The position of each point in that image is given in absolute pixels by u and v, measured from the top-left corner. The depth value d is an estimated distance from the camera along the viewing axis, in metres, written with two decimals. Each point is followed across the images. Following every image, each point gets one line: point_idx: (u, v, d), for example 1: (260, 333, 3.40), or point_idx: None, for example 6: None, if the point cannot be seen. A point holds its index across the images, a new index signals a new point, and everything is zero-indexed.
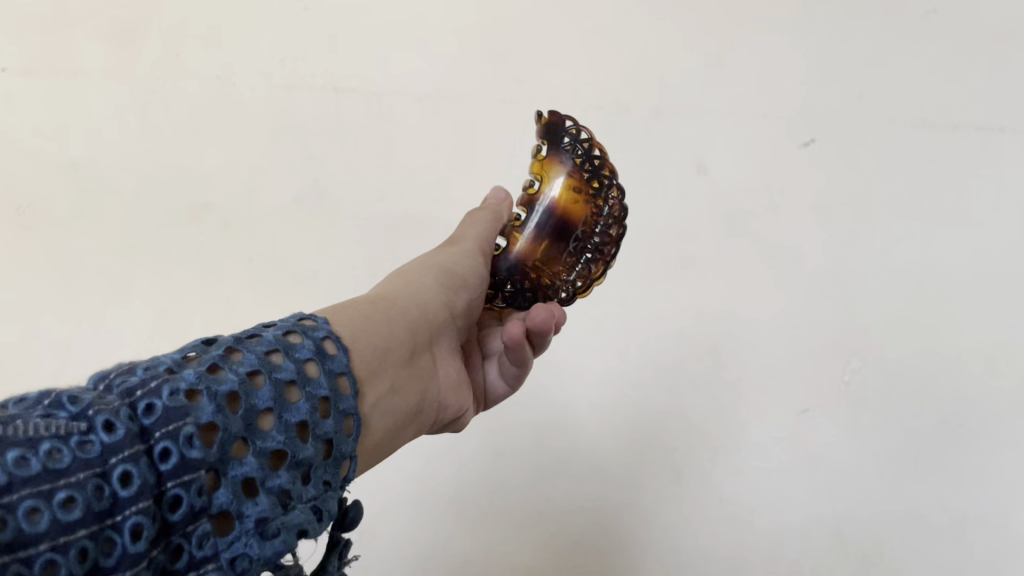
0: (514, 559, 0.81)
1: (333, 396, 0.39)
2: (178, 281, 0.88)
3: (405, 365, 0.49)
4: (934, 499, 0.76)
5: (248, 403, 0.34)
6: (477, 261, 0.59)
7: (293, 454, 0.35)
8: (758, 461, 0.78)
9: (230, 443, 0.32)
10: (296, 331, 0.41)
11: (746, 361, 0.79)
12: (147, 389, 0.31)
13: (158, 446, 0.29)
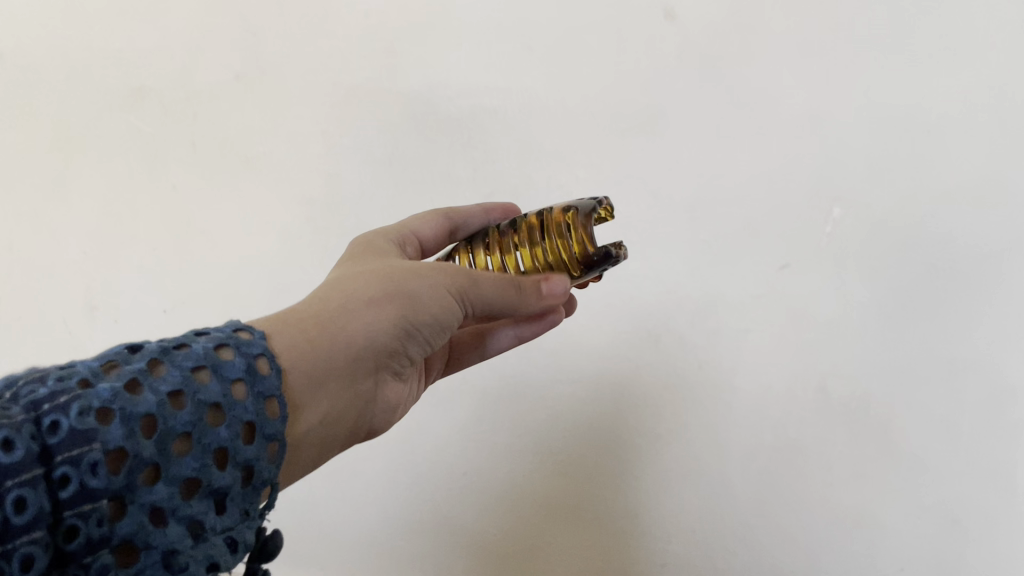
0: (504, 449, 0.84)
1: (258, 419, 0.42)
2: (123, 171, 0.84)
3: (337, 395, 0.52)
4: (919, 346, 0.69)
5: (163, 429, 0.37)
6: (448, 301, 0.54)
7: (207, 483, 0.39)
8: (737, 321, 0.74)
9: (139, 470, 0.35)
10: (229, 346, 0.43)
11: (724, 217, 0.74)
12: (59, 404, 0.34)
13: (60, 471, 0.33)
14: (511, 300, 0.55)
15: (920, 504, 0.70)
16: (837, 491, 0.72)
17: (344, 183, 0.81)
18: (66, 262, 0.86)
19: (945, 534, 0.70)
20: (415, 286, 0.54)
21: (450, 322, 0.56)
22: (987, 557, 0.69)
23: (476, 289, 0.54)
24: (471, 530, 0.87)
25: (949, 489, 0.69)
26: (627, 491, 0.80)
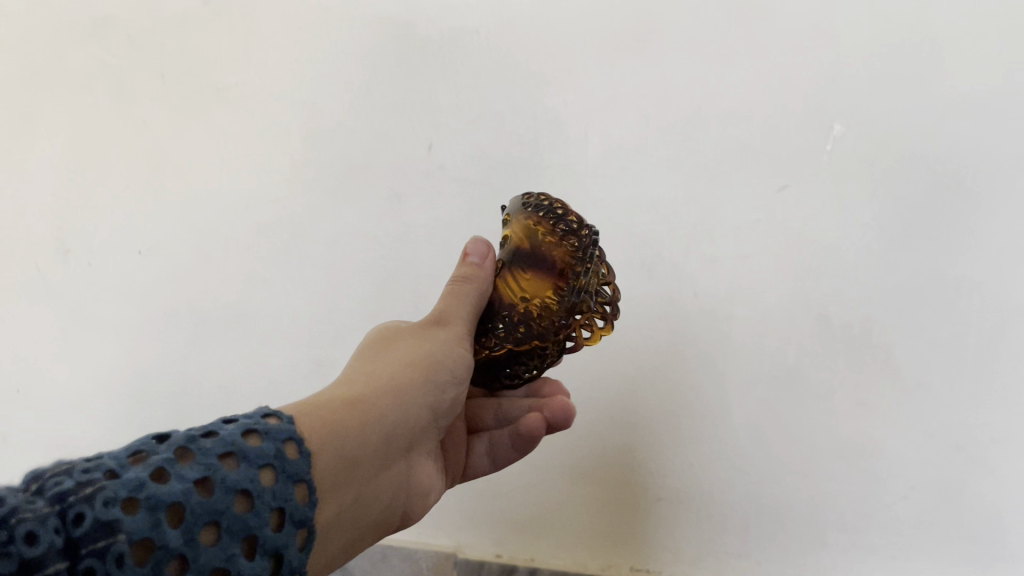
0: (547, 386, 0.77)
1: (289, 505, 0.38)
2: (89, 108, 0.81)
3: (376, 476, 0.47)
4: (922, 266, 0.67)
5: (192, 517, 0.34)
6: (460, 350, 0.55)
7: (235, 571, 0.34)
8: (734, 247, 0.71)
9: (165, 562, 0.32)
10: (257, 430, 0.39)
11: (719, 136, 0.70)
12: (86, 492, 0.31)
13: (84, 564, 0.30)
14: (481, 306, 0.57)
15: (924, 429, 0.68)
16: (840, 419, 0.69)
17: (320, 113, 0.77)
18: (32, 202, 0.83)
19: (951, 460, 0.67)
20: (427, 350, 0.53)
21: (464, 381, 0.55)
22: (993, 482, 0.66)
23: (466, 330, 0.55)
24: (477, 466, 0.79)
25: (953, 413, 0.67)
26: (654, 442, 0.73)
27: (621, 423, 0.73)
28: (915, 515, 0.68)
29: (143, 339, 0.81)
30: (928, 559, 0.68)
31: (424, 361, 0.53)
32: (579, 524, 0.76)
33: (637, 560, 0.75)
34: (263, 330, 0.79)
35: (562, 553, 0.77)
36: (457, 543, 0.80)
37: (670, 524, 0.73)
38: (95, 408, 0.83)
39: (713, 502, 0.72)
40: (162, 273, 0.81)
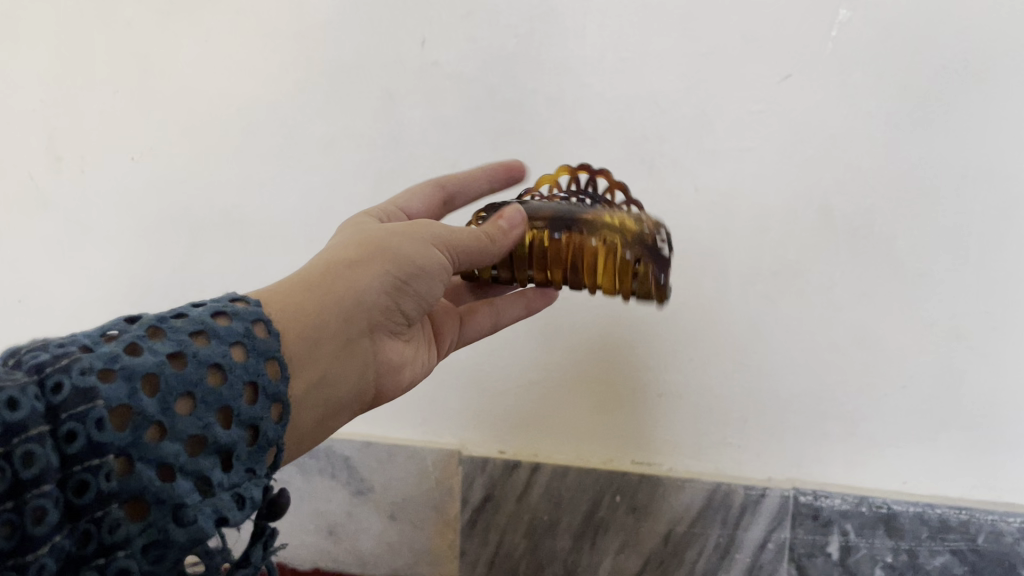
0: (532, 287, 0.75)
1: (261, 379, 0.40)
2: (70, 10, 0.78)
3: (338, 356, 0.48)
4: (926, 155, 0.65)
5: (167, 386, 0.35)
6: (435, 251, 0.53)
7: (214, 439, 0.36)
8: (735, 139, 0.68)
9: (144, 427, 0.34)
10: (226, 313, 0.41)
11: (721, 27, 0.66)
12: (62, 364, 0.33)
13: (65, 428, 0.31)
14: (482, 249, 0.54)
15: (926, 319, 0.67)
16: (840, 312, 0.69)
17: (307, 11, 0.74)
18: (21, 111, 0.81)
19: (951, 348, 0.67)
20: (393, 240, 0.52)
21: (439, 278, 0.54)
22: (991, 369, 0.67)
23: (444, 233, 0.54)
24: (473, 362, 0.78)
25: (954, 300, 0.67)
26: (661, 342, 0.73)
27: (618, 322, 0.73)
28: (913, 404, 0.69)
29: (142, 246, 0.82)
30: (926, 447, 0.69)
31: (390, 252, 0.51)
32: (580, 422, 0.77)
33: (637, 454, 0.75)
34: (264, 235, 0.79)
35: (564, 448, 0.78)
36: (461, 441, 0.80)
37: (669, 419, 0.74)
38: (97, 315, 0.84)
39: (713, 397, 0.72)
40: (158, 180, 0.80)
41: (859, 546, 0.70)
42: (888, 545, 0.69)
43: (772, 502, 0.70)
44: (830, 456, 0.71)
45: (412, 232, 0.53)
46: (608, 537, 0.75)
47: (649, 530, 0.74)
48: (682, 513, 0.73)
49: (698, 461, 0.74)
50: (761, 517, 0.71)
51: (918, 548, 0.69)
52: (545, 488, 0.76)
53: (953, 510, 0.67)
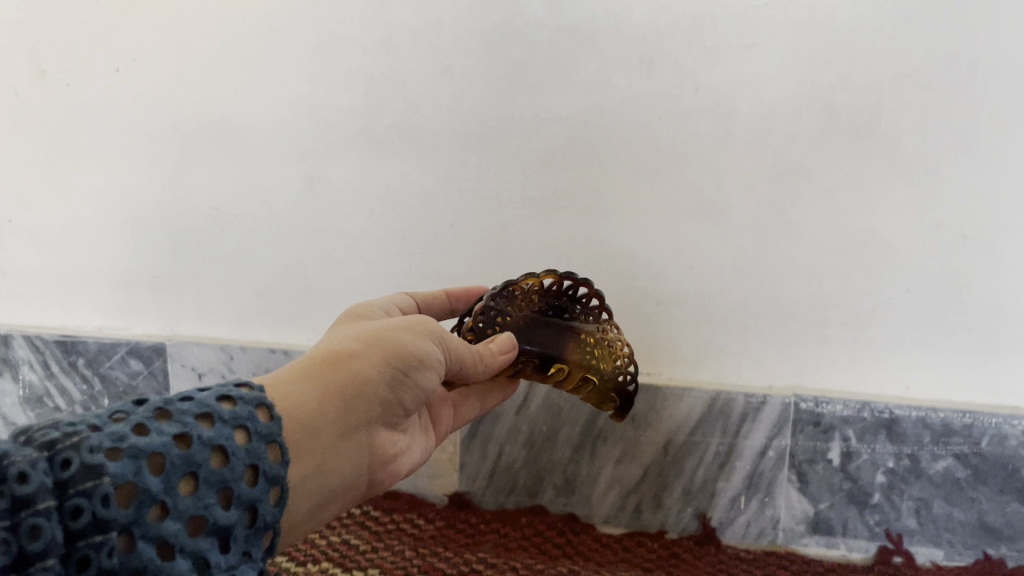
0: (525, 194, 0.72)
1: (263, 463, 0.38)
2: None
3: (335, 445, 0.46)
4: (936, 47, 0.62)
5: (174, 467, 0.34)
6: (433, 348, 0.52)
7: (213, 519, 0.35)
8: (737, 37, 0.65)
9: (148, 506, 0.32)
10: (230, 395, 0.39)
11: None
12: (71, 439, 0.32)
13: (71, 503, 0.30)
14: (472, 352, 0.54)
15: (931, 221, 0.66)
16: (843, 215, 0.67)
17: None
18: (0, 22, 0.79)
19: (956, 250, 0.66)
20: (390, 333, 0.51)
21: (437, 370, 0.52)
22: (998, 270, 0.65)
23: (441, 331, 0.53)
24: (464, 277, 0.75)
25: (962, 200, 0.65)
26: (660, 247, 0.71)
27: (617, 229, 0.71)
28: (918, 308, 0.67)
29: (131, 163, 0.79)
30: (927, 351, 0.68)
31: (391, 346, 0.50)
32: None
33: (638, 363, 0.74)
34: (253, 149, 0.76)
35: None
36: None
37: (669, 328, 0.72)
38: (86, 235, 0.82)
39: (714, 304, 0.71)
40: (143, 94, 0.78)
41: (860, 452, 0.69)
42: (889, 450, 0.68)
43: (773, 408, 0.70)
44: (832, 364, 0.70)
45: (411, 325, 0.52)
46: (608, 446, 0.74)
47: (649, 439, 0.73)
48: (682, 422, 0.72)
49: (698, 369, 0.73)
50: (762, 423, 0.70)
51: (920, 452, 0.68)
52: (544, 399, 0.74)
53: (955, 413, 0.66)
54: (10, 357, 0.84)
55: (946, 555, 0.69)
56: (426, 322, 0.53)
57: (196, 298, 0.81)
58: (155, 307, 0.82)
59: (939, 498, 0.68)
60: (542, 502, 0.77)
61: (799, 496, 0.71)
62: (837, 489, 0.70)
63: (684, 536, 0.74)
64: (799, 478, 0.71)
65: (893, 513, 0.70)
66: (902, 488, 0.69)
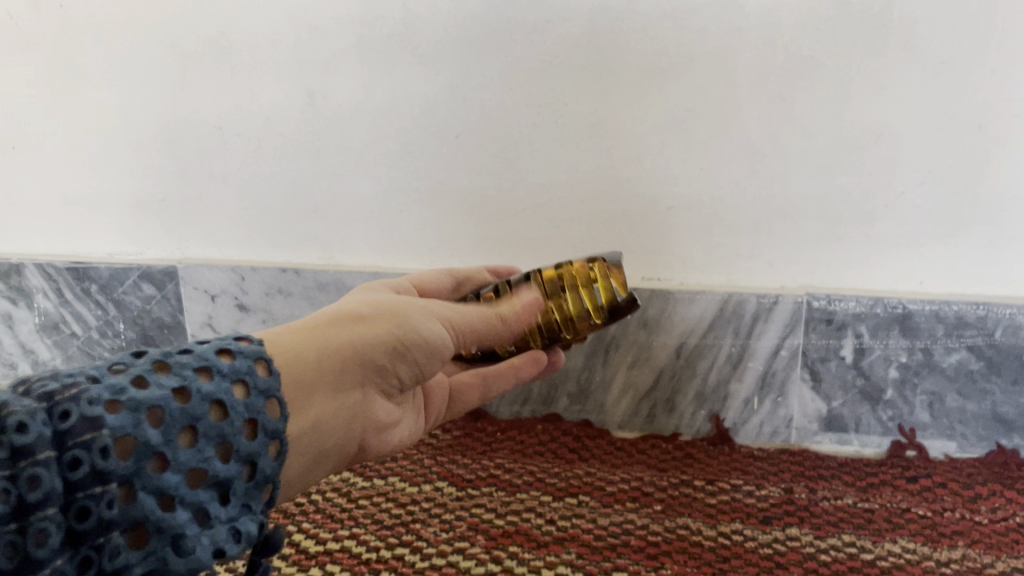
0: (530, 102, 0.71)
1: (262, 417, 0.36)
2: None
3: (325, 410, 0.43)
4: None
5: (171, 419, 0.33)
6: (440, 327, 0.48)
7: (212, 472, 0.34)
8: None
9: (146, 457, 0.31)
10: (230, 348, 0.37)
11: None
12: (70, 391, 0.31)
13: (71, 454, 0.29)
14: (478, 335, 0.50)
15: (946, 110, 0.64)
16: (854, 109, 0.65)
17: None
18: None
19: (970, 139, 0.64)
20: (401, 311, 0.47)
21: (438, 350, 0.48)
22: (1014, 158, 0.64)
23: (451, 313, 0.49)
24: (471, 189, 0.74)
25: (978, 87, 0.63)
26: (669, 152, 0.70)
27: (624, 135, 0.70)
28: (931, 201, 0.66)
29: (129, 83, 0.78)
30: (941, 244, 0.68)
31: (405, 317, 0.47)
32: (589, 243, 0.73)
33: (649, 270, 0.73)
34: (251, 65, 0.75)
35: None
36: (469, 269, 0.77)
37: (680, 232, 0.72)
38: (92, 157, 0.81)
39: (724, 207, 0.70)
40: (136, 11, 0.76)
41: (873, 348, 0.69)
42: (903, 344, 0.68)
43: (785, 309, 0.70)
44: (844, 263, 0.70)
45: (421, 306, 0.49)
46: (620, 353, 0.74)
47: (660, 345, 0.73)
48: (693, 326, 0.72)
49: (708, 274, 0.72)
50: (775, 323, 0.70)
51: (933, 346, 0.68)
52: None
53: (969, 306, 0.66)
54: (23, 286, 0.84)
55: (959, 447, 0.70)
56: (436, 305, 0.50)
57: (203, 220, 0.81)
58: (164, 231, 0.82)
59: (953, 391, 0.69)
60: (557, 410, 0.78)
61: (813, 395, 0.71)
62: (850, 387, 0.70)
63: (699, 437, 0.75)
64: (811, 376, 0.71)
65: (906, 408, 0.70)
66: (915, 383, 0.69)
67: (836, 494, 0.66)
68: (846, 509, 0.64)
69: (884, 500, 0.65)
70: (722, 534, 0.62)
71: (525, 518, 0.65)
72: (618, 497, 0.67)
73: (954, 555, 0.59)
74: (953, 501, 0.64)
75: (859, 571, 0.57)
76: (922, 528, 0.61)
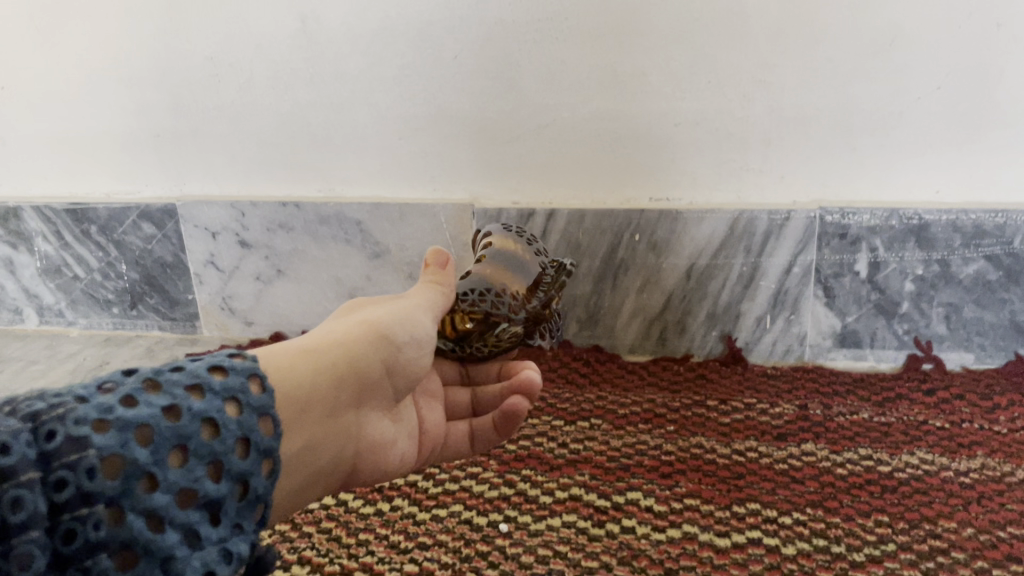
0: (529, 20, 0.67)
1: (255, 436, 0.34)
2: None
3: (321, 424, 0.40)
4: None
5: (162, 437, 0.31)
6: (427, 322, 0.47)
7: (203, 493, 0.32)
8: None
9: (137, 477, 0.29)
10: (223, 366, 0.35)
11: None
12: (57, 410, 0.30)
13: (56, 475, 0.28)
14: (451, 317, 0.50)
15: (964, 10, 0.61)
16: (870, 12, 0.62)
17: None
18: None
19: (989, 40, 0.62)
20: (387, 310, 0.46)
21: (427, 344, 0.47)
22: None
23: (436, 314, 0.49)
24: (470, 115, 0.71)
25: None
26: (677, 66, 0.66)
27: (629, 51, 0.66)
28: (947, 107, 0.64)
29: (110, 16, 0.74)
30: (960, 151, 0.65)
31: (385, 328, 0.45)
32: (594, 164, 0.71)
33: (657, 191, 0.71)
34: None
35: (579, 193, 0.72)
36: (473, 196, 0.74)
37: (689, 149, 0.69)
38: (77, 95, 0.78)
39: (733, 121, 0.67)
40: None
41: (888, 262, 0.68)
42: (919, 257, 0.67)
43: (797, 225, 0.68)
44: (859, 174, 0.67)
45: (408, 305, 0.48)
46: (628, 277, 0.73)
47: (670, 266, 0.72)
48: (704, 246, 0.71)
49: (717, 192, 0.70)
50: (787, 240, 0.69)
51: (950, 258, 0.67)
52: (562, 233, 0.73)
53: (987, 214, 0.65)
54: (22, 230, 0.84)
55: (976, 359, 0.69)
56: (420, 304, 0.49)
57: (199, 156, 0.79)
58: (159, 168, 0.80)
59: (970, 301, 0.68)
60: (566, 336, 0.77)
61: (826, 311, 0.70)
62: (864, 301, 0.69)
63: (710, 358, 0.74)
64: (825, 293, 0.70)
65: (922, 320, 0.69)
66: (931, 295, 0.68)
67: (852, 409, 0.65)
68: (863, 424, 0.63)
69: (901, 413, 0.64)
70: (737, 451, 0.62)
71: (537, 443, 0.65)
72: (630, 420, 0.66)
73: (973, 465, 0.58)
74: (972, 412, 0.63)
75: (878, 484, 0.57)
76: (940, 440, 0.61)
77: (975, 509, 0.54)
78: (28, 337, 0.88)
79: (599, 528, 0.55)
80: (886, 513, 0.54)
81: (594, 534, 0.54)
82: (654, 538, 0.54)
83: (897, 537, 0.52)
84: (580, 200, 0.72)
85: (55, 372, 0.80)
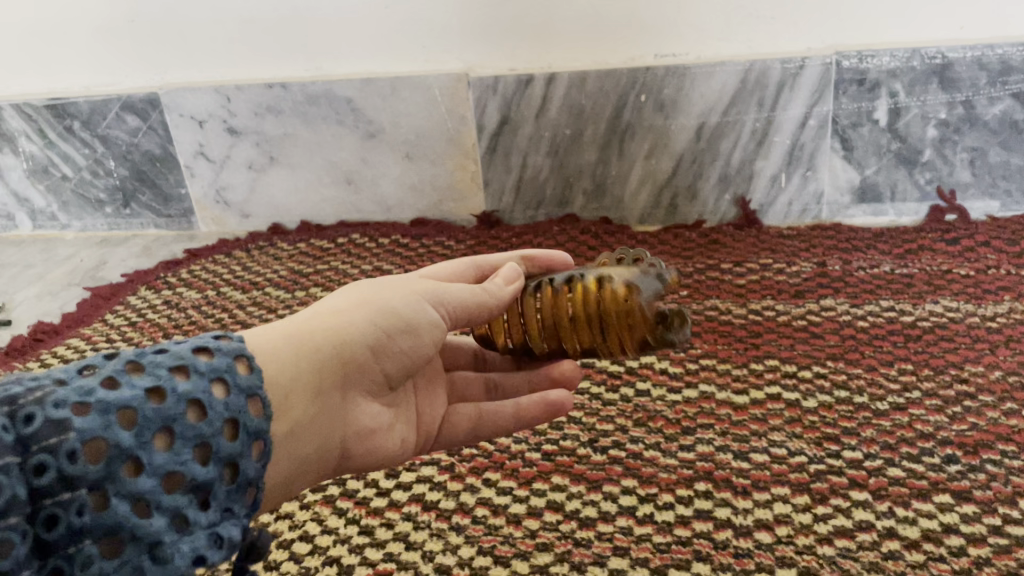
0: None
1: (246, 418, 0.29)
2: None
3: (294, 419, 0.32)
4: None
5: (145, 419, 0.26)
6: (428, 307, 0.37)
7: (191, 477, 0.27)
8: None
9: (120, 460, 0.25)
10: (209, 345, 0.29)
11: None
12: (35, 394, 0.25)
13: (36, 458, 0.24)
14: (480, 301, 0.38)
15: None
16: None
17: None
18: None
19: None
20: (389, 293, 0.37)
21: (429, 333, 0.37)
22: None
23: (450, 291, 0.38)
24: None
25: None
26: None
27: None
28: None
29: None
30: None
31: (380, 309, 0.35)
32: (595, 22, 0.67)
33: (662, 47, 0.67)
34: None
35: (580, 55, 0.68)
36: (468, 65, 0.71)
37: None
38: None
39: None
40: None
41: (909, 107, 0.64)
42: (942, 100, 0.64)
43: (812, 72, 0.64)
44: (875, 10, 0.63)
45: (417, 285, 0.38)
46: (635, 141, 0.70)
47: (680, 126, 0.68)
48: (714, 102, 0.67)
49: (725, 44, 0.66)
50: (802, 90, 0.65)
51: (975, 98, 0.63)
52: (563, 100, 0.69)
53: (1015, 49, 0.61)
54: (4, 130, 0.81)
55: (1003, 206, 0.67)
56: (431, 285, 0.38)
57: (178, 39, 0.75)
58: (137, 55, 0.76)
59: (996, 145, 0.64)
60: (573, 211, 0.74)
61: (844, 165, 0.67)
62: (884, 152, 0.66)
63: (724, 223, 0.71)
64: (843, 145, 0.67)
65: (946, 168, 0.66)
66: (955, 141, 0.65)
67: (873, 263, 0.63)
68: (884, 277, 0.61)
69: (924, 263, 0.62)
70: (754, 311, 0.60)
71: None
72: None
73: (1000, 310, 0.56)
74: (998, 259, 0.61)
75: (901, 334, 0.55)
76: (965, 288, 0.58)
77: (1002, 353, 0.52)
78: (23, 242, 0.86)
79: (613, 393, 0.53)
80: (910, 361, 0.53)
81: (608, 399, 0.53)
82: (671, 399, 0.52)
83: (922, 384, 0.51)
84: (582, 63, 0.68)
85: (52, 276, 0.78)
